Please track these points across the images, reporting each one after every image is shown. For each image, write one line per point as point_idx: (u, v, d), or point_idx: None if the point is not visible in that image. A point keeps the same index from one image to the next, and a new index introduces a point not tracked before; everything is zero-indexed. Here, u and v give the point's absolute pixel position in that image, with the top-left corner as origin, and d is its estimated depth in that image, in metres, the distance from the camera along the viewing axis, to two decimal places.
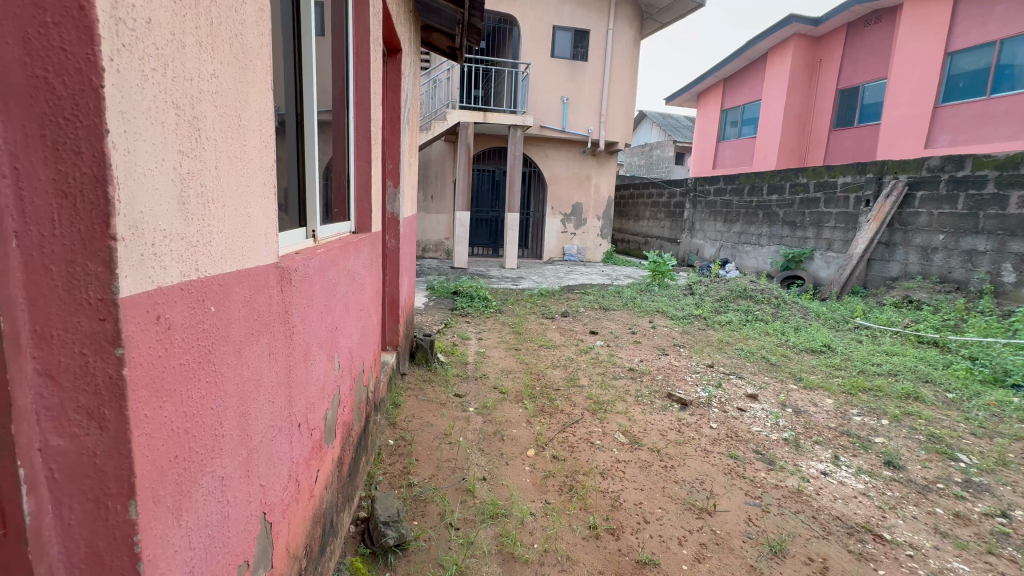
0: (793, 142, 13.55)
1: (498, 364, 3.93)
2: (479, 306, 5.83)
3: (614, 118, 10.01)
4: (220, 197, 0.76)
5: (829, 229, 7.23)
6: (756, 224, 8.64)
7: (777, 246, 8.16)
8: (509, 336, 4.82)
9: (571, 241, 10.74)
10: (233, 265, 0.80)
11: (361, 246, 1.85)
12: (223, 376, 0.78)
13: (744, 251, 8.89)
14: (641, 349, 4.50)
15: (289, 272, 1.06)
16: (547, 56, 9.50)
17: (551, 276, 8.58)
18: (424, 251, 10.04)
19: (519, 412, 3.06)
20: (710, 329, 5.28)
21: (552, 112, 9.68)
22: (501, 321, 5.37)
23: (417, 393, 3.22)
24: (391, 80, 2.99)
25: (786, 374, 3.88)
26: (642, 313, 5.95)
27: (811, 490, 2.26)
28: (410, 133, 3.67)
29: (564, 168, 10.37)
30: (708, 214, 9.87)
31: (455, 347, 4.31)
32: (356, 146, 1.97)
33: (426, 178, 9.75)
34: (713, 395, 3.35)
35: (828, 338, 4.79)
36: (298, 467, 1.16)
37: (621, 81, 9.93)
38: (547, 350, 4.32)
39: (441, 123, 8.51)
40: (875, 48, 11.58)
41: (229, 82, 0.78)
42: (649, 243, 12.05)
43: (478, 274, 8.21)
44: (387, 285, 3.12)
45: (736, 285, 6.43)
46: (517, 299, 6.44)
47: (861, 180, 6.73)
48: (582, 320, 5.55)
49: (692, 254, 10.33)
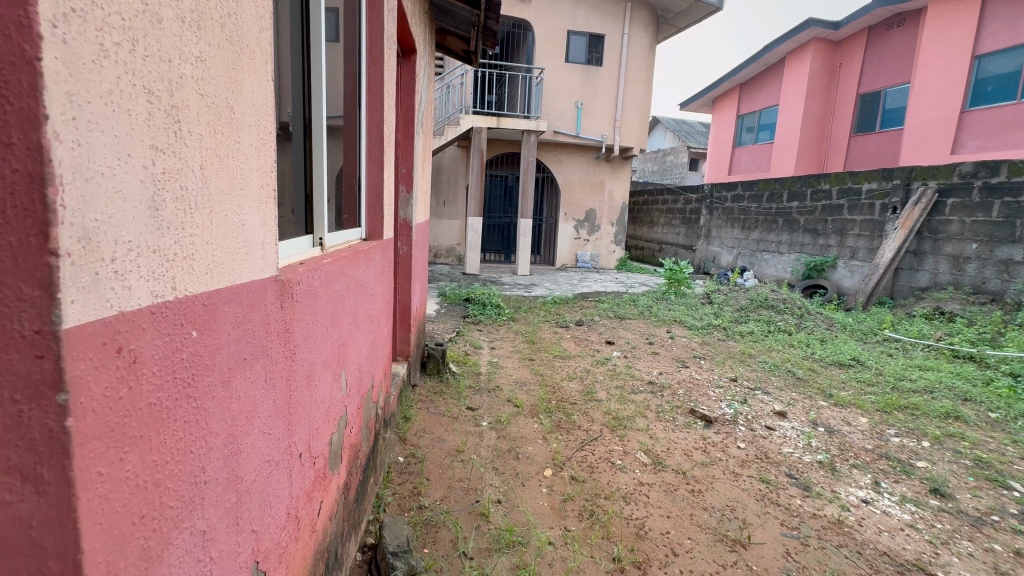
0: (811, 148, 13.27)
1: (512, 375, 3.80)
2: (491, 314, 5.71)
3: (630, 124, 9.87)
4: (205, 201, 0.64)
5: (853, 237, 6.99)
6: (775, 231, 8.42)
7: (798, 254, 7.94)
8: (522, 345, 4.69)
9: (584, 247, 10.60)
10: (220, 281, 0.69)
11: (371, 254, 1.74)
12: (208, 411, 0.66)
13: (762, 259, 8.67)
14: (660, 360, 4.33)
15: (291, 286, 0.95)
16: (562, 61, 9.42)
17: (564, 283, 8.44)
18: (436, 257, 9.97)
19: (534, 428, 2.92)
20: (731, 340, 5.09)
21: (566, 118, 9.58)
22: (514, 329, 5.24)
23: (428, 405, 3.10)
24: (407, 83, 2.91)
25: (815, 389, 3.69)
26: (659, 322, 5.78)
27: (852, 520, 2.09)
28: (426, 138, 3.58)
29: (578, 174, 10.25)
30: (725, 221, 9.66)
31: (467, 357, 4.20)
32: (368, 149, 1.87)
33: (438, 184, 9.71)
34: (739, 411, 3.17)
35: (856, 351, 4.58)
36: (298, 503, 1.05)
37: (637, 86, 9.81)
38: (562, 360, 4.18)
39: (455, 128, 8.46)
40: (899, 52, 11.31)
41: (220, 67, 0.67)
42: (663, 250, 11.84)
43: (490, 281, 8.10)
44: (398, 293, 3.02)
45: (757, 295, 6.23)
46: (530, 307, 6.31)
47: (887, 186, 6.51)
48: (597, 329, 5.39)
49: (708, 261, 10.11)
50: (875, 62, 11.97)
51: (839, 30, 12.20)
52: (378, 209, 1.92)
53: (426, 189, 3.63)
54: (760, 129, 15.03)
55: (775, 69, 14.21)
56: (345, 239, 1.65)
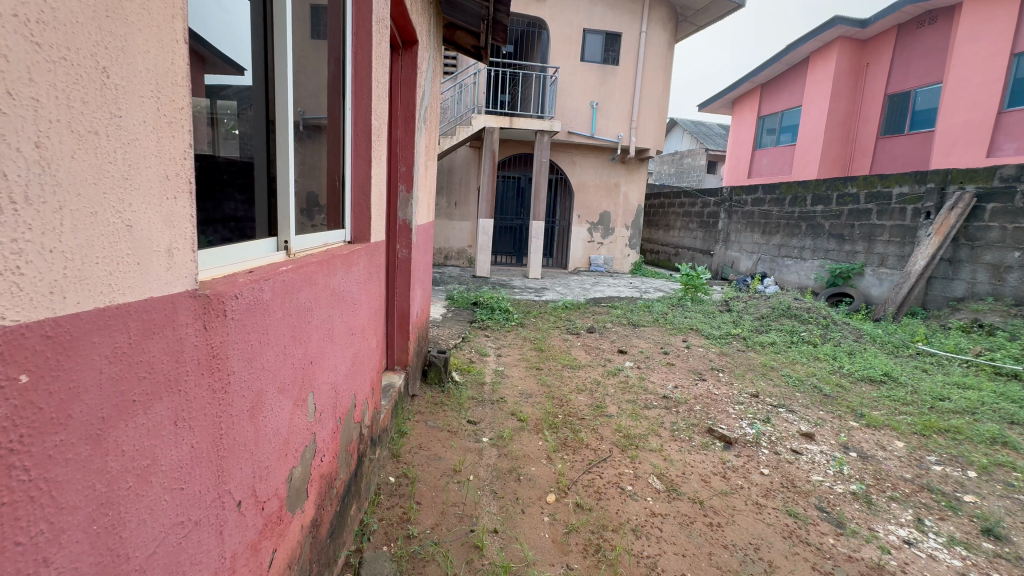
0: (836, 150, 12.82)
1: (517, 386, 3.61)
2: (499, 319, 5.53)
3: (646, 124, 9.61)
4: (46, 193, 0.46)
5: (883, 243, 6.65)
6: (798, 236, 8.08)
7: (822, 261, 7.60)
8: (530, 353, 4.49)
9: (597, 251, 10.35)
10: (82, 302, 0.51)
11: (354, 259, 1.57)
12: (54, 485, 0.48)
13: (784, 265, 8.32)
14: (675, 372, 4.10)
15: (221, 300, 0.77)
16: (577, 61, 9.21)
17: (576, 287, 8.21)
18: (446, 258, 9.84)
19: (539, 445, 2.72)
20: (752, 351, 4.82)
21: (581, 118, 9.36)
22: (522, 336, 5.04)
23: (426, 418, 2.92)
24: (408, 76, 2.73)
25: (844, 408, 3.41)
26: (675, 330, 5.53)
27: (895, 566, 1.85)
28: (430, 136, 3.42)
29: (592, 175, 10.02)
30: (744, 225, 9.33)
31: (472, 365, 4.02)
32: (355, 143, 1.70)
33: (450, 185, 9.57)
34: (761, 432, 2.93)
35: (887, 366, 4.28)
36: (236, 562, 0.87)
37: (654, 86, 9.55)
38: (571, 370, 3.97)
39: (467, 128, 8.30)
40: (931, 50, 10.86)
41: (81, 12, 0.49)
42: (679, 254, 11.53)
43: (501, 284, 7.93)
44: (396, 298, 2.86)
45: (778, 303, 5.93)
46: (540, 312, 6.11)
47: (920, 190, 6.16)
48: (610, 336, 5.17)
49: (726, 266, 9.79)
50: (905, 61, 11.53)
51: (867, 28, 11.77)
52: (365, 209, 1.75)
53: (429, 189, 3.46)
54: (781, 130, 14.60)
55: (799, 69, 13.79)
56: (321, 243, 1.47)
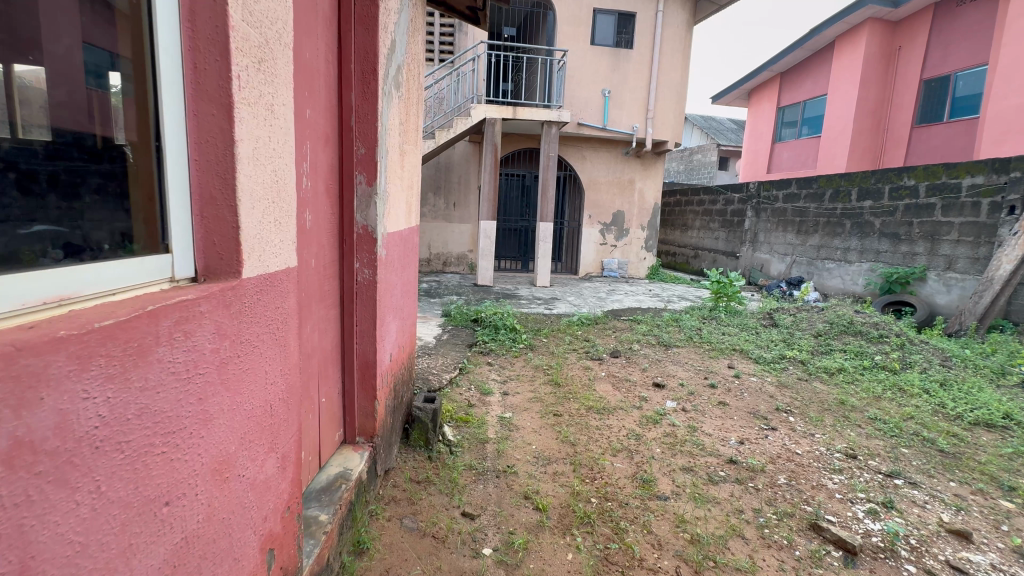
0: (866, 141, 11.87)
1: (530, 445, 2.72)
2: (505, 343, 4.62)
3: (663, 114, 8.71)
4: None
5: (949, 244, 5.75)
6: (841, 236, 7.16)
7: (873, 264, 6.67)
8: (544, 388, 3.62)
9: (610, 254, 9.45)
10: None
11: (170, 322, 0.67)
12: None
13: (824, 269, 7.40)
14: (731, 415, 3.19)
15: None
16: (587, 45, 8.32)
17: (590, 296, 7.30)
18: (445, 265, 8.97)
19: (569, 559, 1.82)
20: (817, 381, 3.91)
21: (592, 108, 8.46)
22: (533, 364, 4.15)
23: (401, 512, 2.03)
24: (365, 11, 1.82)
25: (980, 475, 2.50)
26: (716, 352, 4.63)
27: None
28: (410, 112, 2.51)
29: (604, 172, 9.13)
30: (775, 224, 8.40)
31: (471, 410, 3.14)
32: (184, 71, 0.79)
33: (448, 184, 8.69)
34: (894, 529, 2.01)
35: (1002, 402, 3.35)
36: None
37: (672, 71, 8.65)
38: (599, 418, 3.08)
39: (465, 120, 7.42)
40: (974, 30, 9.92)
41: None
42: (699, 257, 10.60)
43: (506, 295, 7.02)
44: (356, 340, 1.98)
45: (836, 315, 5.01)
46: (552, 329, 5.22)
47: (999, 181, 5.24)
48: (639, 362, 4.26)
49: (754, 270, 8.85)
50: (944, 43, 10.58)
51: (900, 7, 10.83)
52: (222, 207, 0.83)
53: (409, 184, 2.56)
54: (803, 122, 13.65)
55: (823, 56, 12.83)
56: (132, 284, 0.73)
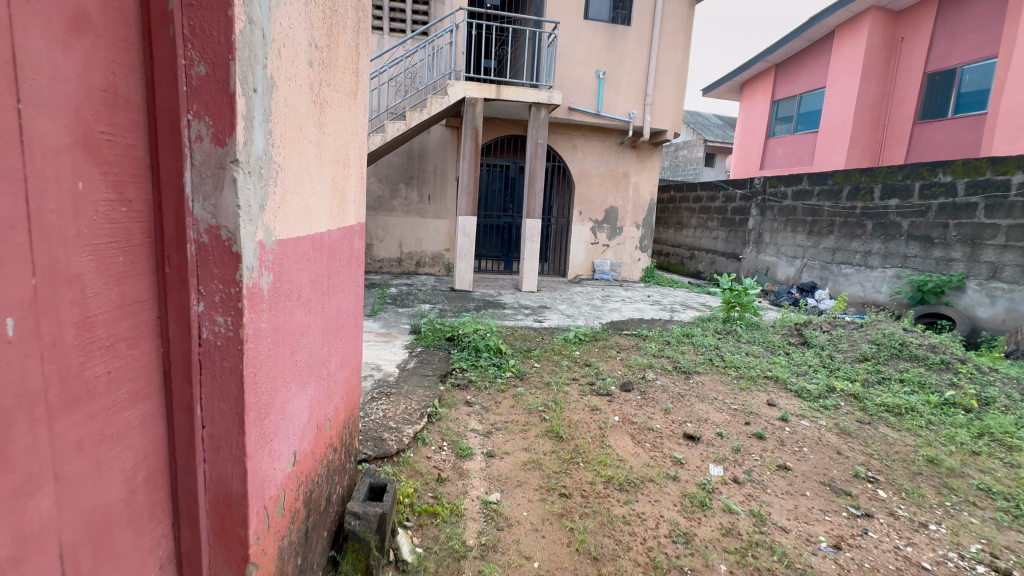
0: (865, 137, 11.31)
1: (532, 564, 1.78)
2: (488, 373, 3.67)
3: (663, 101, 7.87)
4: None
5: (994, 249, 5.06)
6: (861, 238, 6.44)
7: (899, 270, 5.96)
8: (543, 444, 2.70)
9: (602, 255, 8.59)
10: None
11: None
12: None
13: (840, 274, 6.68)
14: (804, 489, 2.33)
15: None
16: (580, 19, 7.38)
17: (584, 304, 6.41)
18: (418, 265, 7.95)
19: None
20: (884, 426, 3.10)
21: (585, 91, 7.53)
22: (526, 405, 3.22)
23: None
24: None
25: None
26: (747, 381, 3.79)
27: None
28: (336, 38, 1.50)
29: (596, 163, 8.25)
30: (783, 223, 7.66)
31: (442, 492, 2.18)
32: None
33: (422, 173, 7.66)
34: None
35: None
36: None
37: (673, 53, 7.82)
38: (626, 500, 2.18)
39: (441, 99, 6.41)
40: (982, 20, 9.42)
41: None
42: (695, 258, 9.84)
43: (488, 303, 6.08)
44: (198, 455, 0.98)
45: (880, 335, 4.24)
46: (544, 351, 4.28)
47: None
48: (658, 398, 3.38)
49: (759, 273, 8.09)
50: (949, 35, 10.03)
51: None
52: None
53: (336, 154, 1.55)
54: (798, 118, 13.06)
55: (820, 47, 12.22)
56: None
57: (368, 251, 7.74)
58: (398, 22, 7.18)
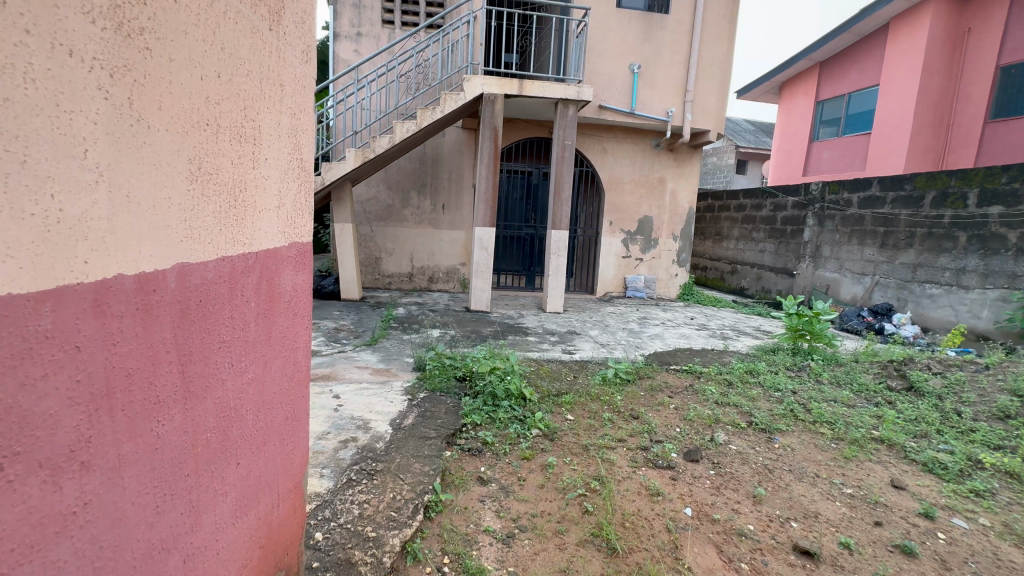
0: (927, 138, 10.16)
1: None
2: (508, 431, 2.84)
3: (705, 98, 7.00)
4: None
5: None
6: (951, 253, 5.41)
7: (1005, 292, 4.91)
8: (591, 565, 1.84)
9: (635, 270, 7.70)
10: None
11: None
12: None
13: (925, 296, 5.64)
14: None
15: None
16: (612, 8, 6.61)
17: (620, 329, 5.53)
18: (431, 281, 7.20)
19: None
20: None
21: (617, 88, 6.73)
22: (559, 484, 2.36)
23: None
24: None
25: None
26: (852, 447, 2.86)
27: None
28: None
29: (628, 168, 7.40)
30: (847, 235, 6.65)
31: None
32: None
33: (436, 180, 6.94)
34: None
35: None
36: None
37: (717, 44, 6.96)
38: None
39: (456, 96, 5.66)
40: None
41: None
42: (739, 273, 8.85)
43: (509, 327, 5.25)
44: None
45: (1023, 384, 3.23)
46: (578, 396, 3.42)
47: None
48: (742, 477, 2.48)
49: (817, 292, 7.07)
50: None
51: None
52: None
53: (202, 102, 0.77)
54: (846, 119, 11.98)
55: (872, 42, 11.15)
56: None
57: (377, 265, 7.03)
58: (411, 15, 6.53)
